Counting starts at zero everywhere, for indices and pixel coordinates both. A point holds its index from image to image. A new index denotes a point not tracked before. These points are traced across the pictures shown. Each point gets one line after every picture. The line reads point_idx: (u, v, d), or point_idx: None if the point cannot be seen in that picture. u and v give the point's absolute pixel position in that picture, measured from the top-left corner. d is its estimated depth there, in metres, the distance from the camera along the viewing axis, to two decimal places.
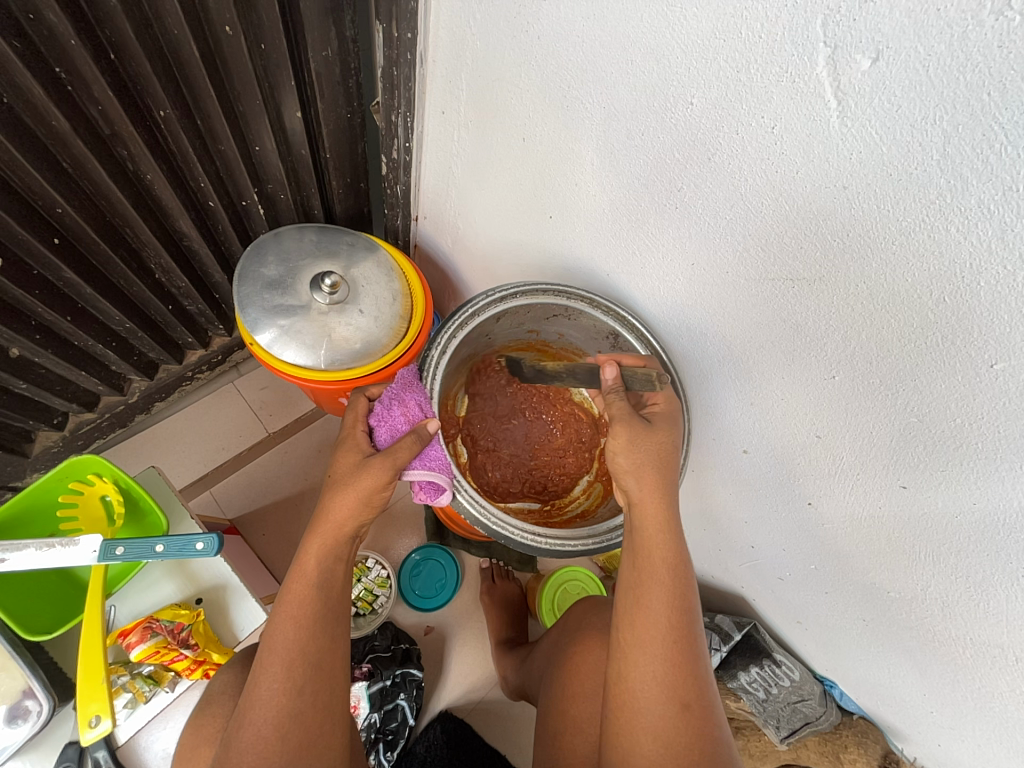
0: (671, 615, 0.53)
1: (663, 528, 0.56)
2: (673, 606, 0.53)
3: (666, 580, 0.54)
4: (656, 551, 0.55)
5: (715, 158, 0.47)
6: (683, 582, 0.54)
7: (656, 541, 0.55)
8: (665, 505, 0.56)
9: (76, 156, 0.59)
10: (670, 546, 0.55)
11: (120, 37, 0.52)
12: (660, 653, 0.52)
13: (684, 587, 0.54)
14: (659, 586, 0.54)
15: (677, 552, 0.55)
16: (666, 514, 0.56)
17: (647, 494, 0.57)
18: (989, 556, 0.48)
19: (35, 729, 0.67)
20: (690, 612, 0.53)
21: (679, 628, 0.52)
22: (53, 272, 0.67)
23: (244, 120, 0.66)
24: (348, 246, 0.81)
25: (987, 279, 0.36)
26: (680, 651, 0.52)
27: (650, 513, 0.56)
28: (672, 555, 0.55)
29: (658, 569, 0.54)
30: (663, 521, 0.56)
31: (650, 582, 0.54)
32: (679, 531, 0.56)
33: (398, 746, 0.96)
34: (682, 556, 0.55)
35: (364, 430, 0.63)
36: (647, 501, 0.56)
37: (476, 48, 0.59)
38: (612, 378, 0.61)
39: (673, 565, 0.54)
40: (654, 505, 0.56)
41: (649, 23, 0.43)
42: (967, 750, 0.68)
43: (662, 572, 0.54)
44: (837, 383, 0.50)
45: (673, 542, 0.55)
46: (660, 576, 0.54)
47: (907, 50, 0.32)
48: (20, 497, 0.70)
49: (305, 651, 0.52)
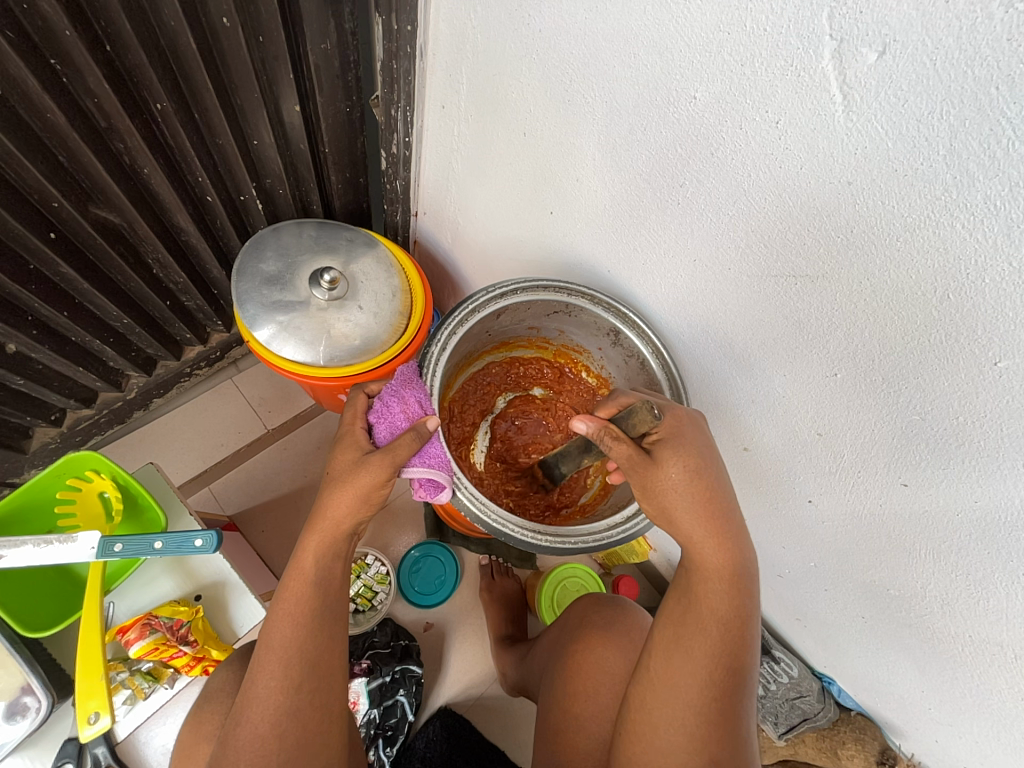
0: (714, 671, 0.51)
1: (722, 580, 0.52)
2: (720, 662, 0.51)
3: (716, 637, 0.51)
4: (710, 602, 0.52)
5: (718, 153, 0.46)
6: (734, 642, 0.52)
7: (712, 593, 0.52)
8: (721, 556, 0.53)
9: (72, 149, 0.58)
10: (727, 599, 0.52)
11: (114, 27, 0.51)
12: (694, 703, 0.51)
13: (736, 643, 0.52)
14: (703, 638, 0.51)
15: (735, 608, 0.52)
16: (730, 564, 0.53)
17: (704, 539, 0.53)
18: (988, 555, 0.48)
19: (34, 726, 0.67)
20: (738, 673, 0.51)
21: (720, 686, 0.51)
22: (48, 267, 0.66)
23: (242, 114, 0.66)
24: (347, 241, 0.80)
25: (992, 277, 0.36)
26: (717, 710, 0.51)
27: (707, 562, 0.53)
28: (727, 609, 0.52)
29: (706, 622, 0.52)
30: (722, 571, 0.53)
31: (697, 631, 0.52)
32: (743, 586, 0.53)
33: (398, 742, 0.96)
34: (741, 609, 0.52)
35: (364, 427, 0.62)
36: (702, 549, 0.53)
37: (477, 42, 0.58)
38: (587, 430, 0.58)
39: (727, 622, 0.52)
40: (716, 555, 0.53)
41: (652, 17, 0.43)
42: (965, 746, 0.69)
43: (713, 626, 0.52)
44: (838, 380, 0.50)
45: (733, 596, 0.52)
46: (708, 630, 0.52)
47: (914, 44, 0.32)
48: (17, 493, 0.69)
49: (302, 652, 0.52)
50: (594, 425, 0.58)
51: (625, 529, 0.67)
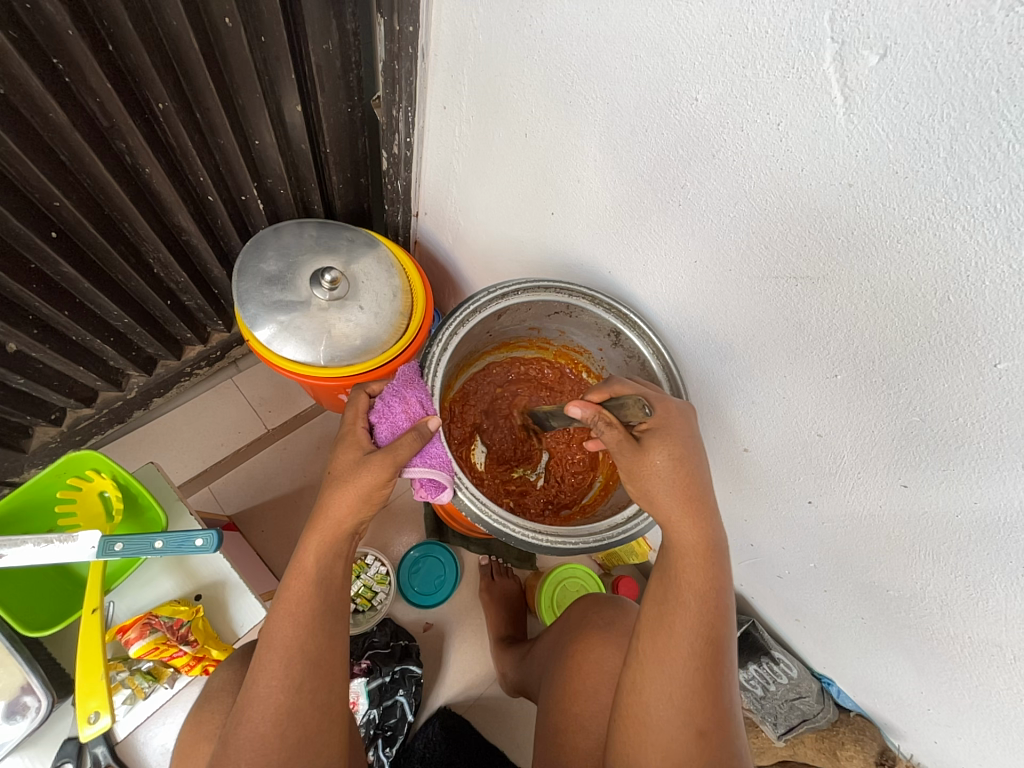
0: (697, 641, 0.51)
1: (697, 555, 0.53)
2: (700, 631, 0.52)
3: (695, 609, 0.52)
4: (688, 576, 0.53)
5: (719, 155, 0.46)
6: (712, 613, 0.52)
7: (688, 568, 0.53)
8: (697, 532, 0.54)
9: (73, 148, 0.58)
10: (703, 573, 0.53)
11: (117, 27, 0.51)
12: (680, 677, 0.51)
13: (714, 614, 0.52)
14: (683, 610, 0.52)
15: (710, 582, 0.53)
16: (704, 540, 0.54)
17: (679, 517, 0.54)
18: (988, 556, 0.48)
19: (33, 725, 0.67)
20: (718, 643, 0.52)
21: (703, 657, 0.51)
22: (50, 266, 0.66)
23: (243, 114, 0.66)
24: (348, 241, 0.81)
25: (992, 278, 0.36)
26: (701, 681, 0.51)
27: (682, 537, 0.54)
28: (704, 581, 0.53)
29: (684, 594, 0.53)
30: (698, 546, 0.53)
31: (677, 606, 0.53)
32: (717, 560, 0.54)
33: (397, 742, 0.96)
34: (715, 581, 0.53)
35: (365, 427, 0.62)
36: (678, 528, 0.54)
37: (478, 44, 0.59)
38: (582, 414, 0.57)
39: (703, 592, 0.53)
40: (691, 532, 0.54)
41: (653, 19, 0.43)
42: (964, 747, 0.69)
43: (691, 600, 0.52)
44: (838, 381, 0.50)
45: (708, 570, 0.53)
46: (687, 602, 0.52)
47: (915, 46, 0.32)
48: (18, 492, 0.69)
49: (302, 649, 0.52)
50: (590, 409, 0.57)
51: (625, 529, 0.67)
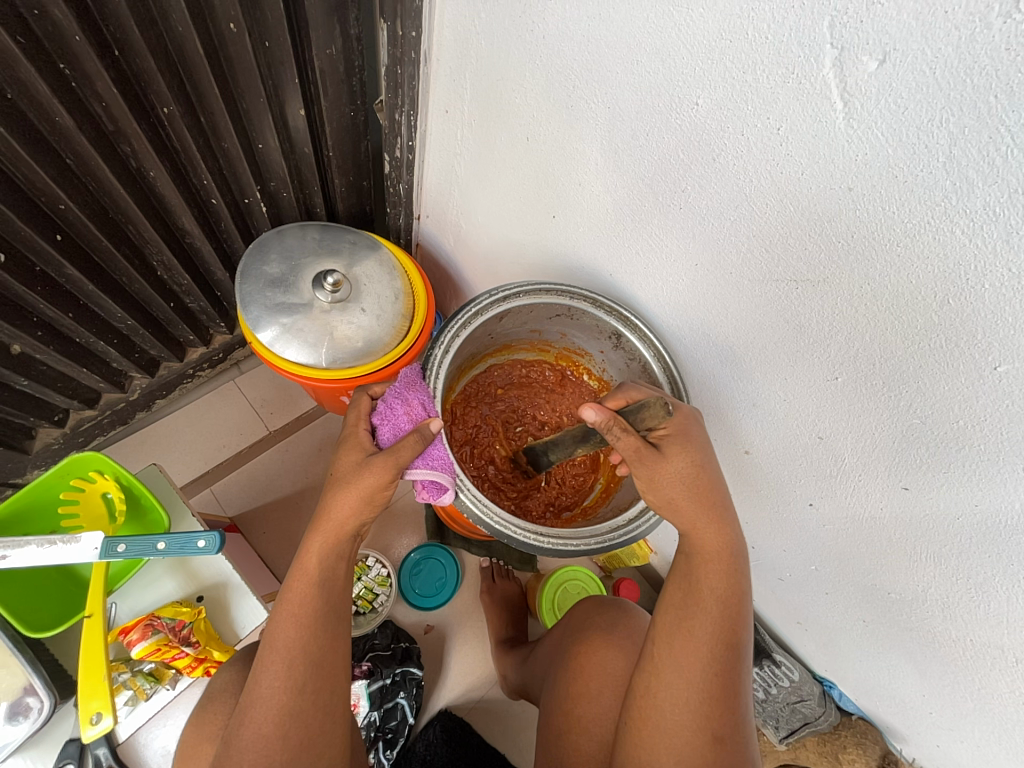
0: (716, 647, 0.51)
1: (720, 561, 0.53)
2: (720, 637, 0.52)
3: (716, 615, 0.52)
4: (710, 581, 0.53)
5: (720, 159, 0.47)
6: (733, 620, 0.52)
7: (711, 573, 0.53)
8: (719, 538, 0.54)
9: (79, 152, 0.58)
10: (725, 578, 0.53)
11: (123, 32, 0.52)
12: (697, 681, 0.51)
13: (734, 621, 0.52)
14: (704, 616, 0.52)
15: (733, 588, 0.53)
16: (725, 545, 0.54)
17: (702, 521, 0.54)
18: (989, 558, 0.48)
19: (35, 727, 0.67)
20: (736, 649, 0.52)
21: (721, 663, 0.51)
22: (54, 268, 0.67)
23: (247, 118, 0.66)
24: (350, 244, 0.81)
25: (991, 282, 0.36)
26: (717, 685, 0.51)
27: (704, 541, 0.54)
28: (724, 587, 0.53)
29: (705, 599, 0.53)
30: (719, 552, 0.53)
31: (698, 611, 0.52)
32: (738, 567, 0.54)
33: (398, 745, 0.96)
34: (736, 588, 0.53)
35: (367, 429, 0.62)
36: (702, 532, 0.54)
37: (480, 48, 0.59)
38: (596, 420, 0.56)
39: (725, 599, 0.53)
40: (713, 536, 0.54)
41: (655, 24, 0.44)
42: (967, 751, 0.69)
43: (713, 606, 0.52)
44: (839, 384, 0.51)
45: (730, 575, 0.53)
46: (708, 607, 0.52)
47: (914, 53, 0.32)
48: (21, 493, 0.70)
49: (307, 651, 0.52)
50: (605, 415, 0.56)
51: (627, 531, 0.67)
